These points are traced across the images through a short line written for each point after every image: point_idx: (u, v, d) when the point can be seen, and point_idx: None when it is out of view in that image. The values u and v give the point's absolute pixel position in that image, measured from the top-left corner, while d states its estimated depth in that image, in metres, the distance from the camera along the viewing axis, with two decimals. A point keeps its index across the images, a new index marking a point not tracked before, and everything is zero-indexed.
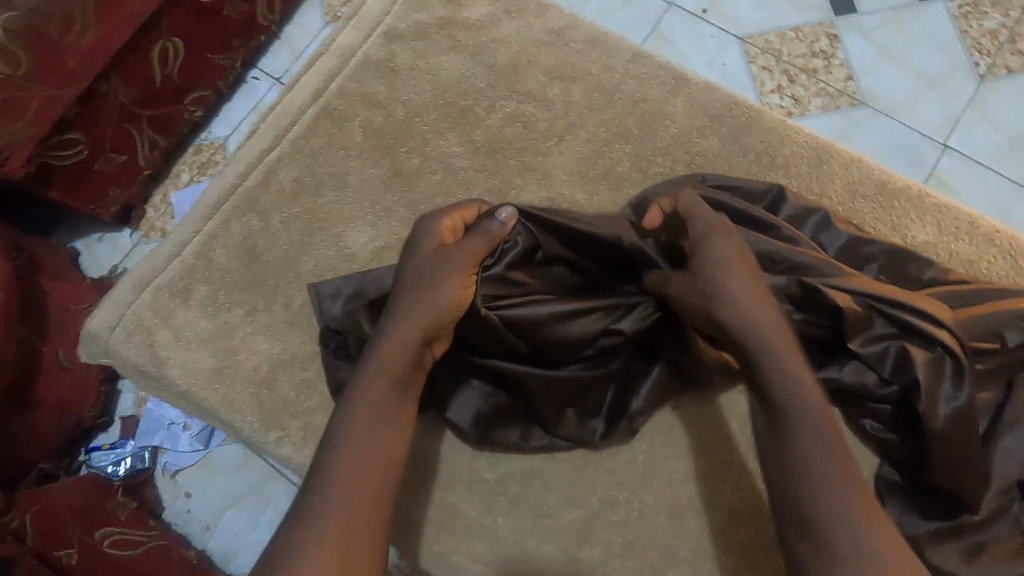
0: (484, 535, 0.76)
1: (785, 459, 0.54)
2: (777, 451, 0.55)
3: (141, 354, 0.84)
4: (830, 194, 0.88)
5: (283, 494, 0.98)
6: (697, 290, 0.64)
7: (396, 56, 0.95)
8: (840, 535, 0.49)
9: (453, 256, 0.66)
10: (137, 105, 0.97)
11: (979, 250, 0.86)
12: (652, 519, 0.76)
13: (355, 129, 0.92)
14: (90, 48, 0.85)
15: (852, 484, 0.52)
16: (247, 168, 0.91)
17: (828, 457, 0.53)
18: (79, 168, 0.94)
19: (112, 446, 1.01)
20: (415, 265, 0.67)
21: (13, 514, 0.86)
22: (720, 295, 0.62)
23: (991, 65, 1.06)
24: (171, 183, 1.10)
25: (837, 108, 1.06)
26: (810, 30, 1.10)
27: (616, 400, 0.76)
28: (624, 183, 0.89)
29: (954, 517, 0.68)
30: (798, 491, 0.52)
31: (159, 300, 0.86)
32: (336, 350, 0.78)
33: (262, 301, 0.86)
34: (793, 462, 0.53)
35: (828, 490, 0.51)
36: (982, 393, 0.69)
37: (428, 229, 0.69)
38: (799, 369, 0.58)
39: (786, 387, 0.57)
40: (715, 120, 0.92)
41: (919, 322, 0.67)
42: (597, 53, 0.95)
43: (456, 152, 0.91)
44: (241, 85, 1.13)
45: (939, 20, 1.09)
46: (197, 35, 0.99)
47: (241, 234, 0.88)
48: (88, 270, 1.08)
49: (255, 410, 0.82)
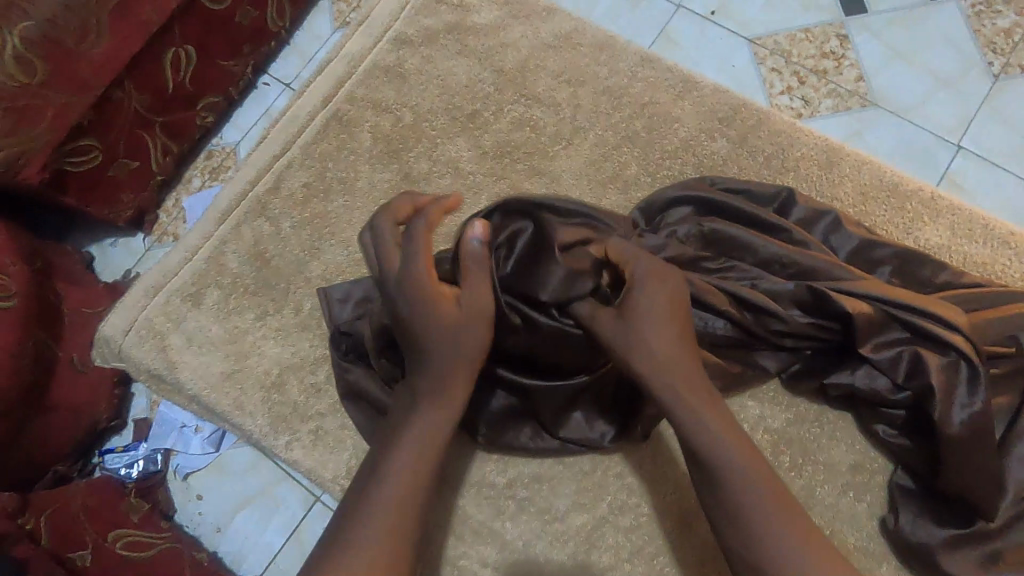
0: (493, 540, 0.76)
1: (725, 501, 0.55)
2: (715, 495, 0.56)
3: (153, 358, 0.85)
4: (840, 196, 0.88)
5: (293, 497, 0.98)
6: (626, 336, 0.61)
7: (404, 61, 0.96)
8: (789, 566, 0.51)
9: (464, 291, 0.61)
10: (150, 112, 0.98)
11: (994, 252, 0.85)
12: (661, 525, 0.76)
13: (364, 134, 0.92)
14: (104, 56, 0.86)
15: (788, 516, 0.54)
16: (257, 174, 0.91)
17: (770, 494, 0.55)
18: (93, 175, 0.96)
19: (125, 449, 1.01)
20: (413, 308, 0.60)
21: (29, 514, 0.89)
22: (638, 356, 0.60)
23: (1005, 65, 1.05)
24: (183, 188, 1.11)
25: (847, 109, 1.05)
26: (820, 31, 1.09)
27: (625, 401, 0.74)
28: (632, 186, 0.89)
29: (968, 525, 0.67)
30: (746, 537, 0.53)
31: (171, 304, 0.87)
32: (345, 353, 0.78)
33: (272, 305, 0.86)
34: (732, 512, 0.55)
35: (767, 528, 0.53)
36: (997, 398, 0.68)
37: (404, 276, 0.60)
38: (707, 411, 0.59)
39: (695, 433, 0.58)
40: (724, 122, 0.91)
41: (932, 326, 0.66)
42: (604, 56, 0.95)
43: (464, 156, 0.91)
44: (252, 91, 1.15)
45: (952, 19, 1.08)
46: (208, 42, 1.00)
47: (251, 239, 0.89)
48: (101, 274, 1.09)
49: (266, 414, 0.82)
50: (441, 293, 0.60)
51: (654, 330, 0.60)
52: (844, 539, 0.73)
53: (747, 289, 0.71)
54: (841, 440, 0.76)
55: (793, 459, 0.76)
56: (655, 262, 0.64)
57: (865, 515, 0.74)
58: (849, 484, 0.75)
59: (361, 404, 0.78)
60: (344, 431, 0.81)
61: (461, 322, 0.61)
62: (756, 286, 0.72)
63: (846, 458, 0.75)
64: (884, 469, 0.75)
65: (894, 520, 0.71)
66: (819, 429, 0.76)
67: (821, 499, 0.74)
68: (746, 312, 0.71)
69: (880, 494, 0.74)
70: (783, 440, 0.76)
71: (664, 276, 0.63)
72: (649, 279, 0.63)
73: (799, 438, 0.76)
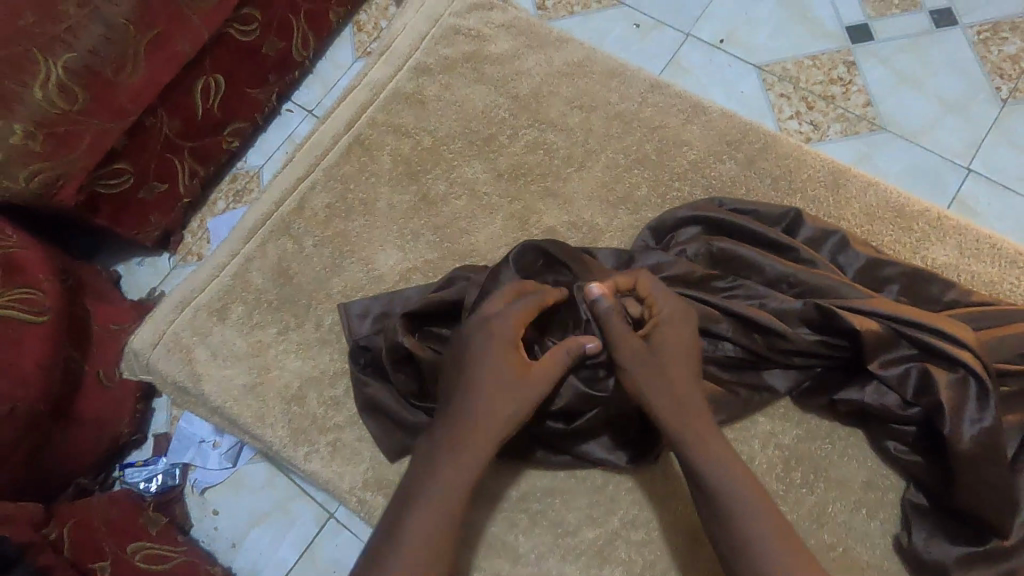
0: (506, 553, 0.77)
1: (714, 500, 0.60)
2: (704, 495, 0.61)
3: (179, 370, 0.88)
4: (847, 217, 0.89)
5: (308, 513, 1.00)
6: (653, 366, 0.66)
7: (423, 88, 1.00)
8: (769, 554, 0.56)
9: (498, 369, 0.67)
10: (180, 137, 1.03)
11: (1002, 272, 0.86)
12: (672, 540, 0.76)
13: (384, 156, 0.97)
14: (139, 86, 0.92)
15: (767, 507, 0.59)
16: (282, 195, 0.95)
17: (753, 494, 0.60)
18: (126, 197, 1.01)
19: (145, 463, 1.05)
20: (479, 347, 0.69)
21: (52, 526, 0.88)
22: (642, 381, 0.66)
23: (1013, 90, 1.07)
24: (209, 210, 1.16)
25: (856, 133, 1.07)
26: (828, 58, 1.12)
27: (635, 430, 0.75)
28: (642, 208, 0.92)
29: (984, 542, 0.66)
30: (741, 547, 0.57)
31: (197, 319, 0.90)
32: (364, 367, 0.81)
33: (293, 320, 0.89)
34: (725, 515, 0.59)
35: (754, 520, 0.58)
36: (1010, 416, 0.69)
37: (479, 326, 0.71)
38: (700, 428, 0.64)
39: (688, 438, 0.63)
40: (731, 145, 0.94)
41: (941, 343, 0.67)
42: (614, 83, 0.99)
43: (479, 177, 0.95)
44: (277, 117, 1.20)
45: (958, 45, 1.11)
46: (237, 72, 1.06)
47: (275, 257, 0.93)
48: (127, 292, 1.13)
49: (285, 426, 0.85)
50: (511, 346, 0.68)
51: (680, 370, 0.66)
52: (858, 556, 0.73)
53: (755, 308, 0.73)
54: (853, 458, 0.76)
55: (805, 476, 0.76)
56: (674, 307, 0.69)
57: (878, 533, 0.74)
58: (862, 502, 0.75)
59: (377, 416, 0.80)
60: (361, 443, 0.83)
61: (512, 377, 0.67)
62: (764, 304, 0.73)
63: (857, 475, 0.76)
64: (896, 486, 0.75)
65: (908, 538, 0.71)
66: (830, 446, 0.77)
67: (834, 516, 0.75)
68: (754, 331, 0.73)
69: (893, 512, 0.74)
70: (794, 457, 0.77)
71: (685, 317, 0.69)
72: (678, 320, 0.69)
73: (810, 455, 0.77)
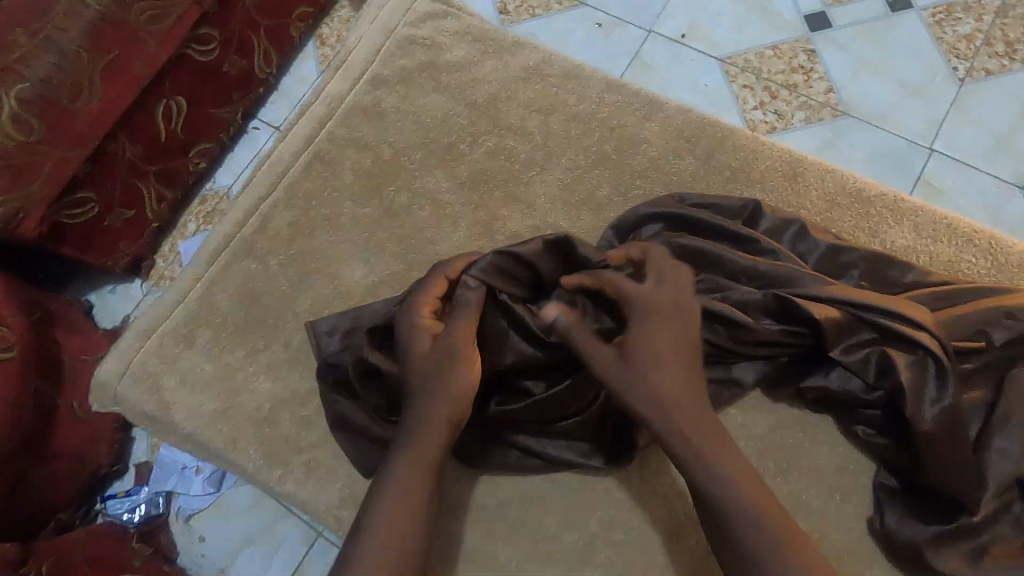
0: (486, 562, 0.77)
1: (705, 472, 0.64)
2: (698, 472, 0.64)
3: (149, 400, 0.87)
4: (807, 205, 0.90)
5: (295, 533, 0.99)
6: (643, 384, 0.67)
7: (382, 100, 1.00)
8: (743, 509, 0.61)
9: (422, 351, 0.72)
10: (143, 161, 1.02)
11: (960, 250, 0.87)
12: (651, 537, 0.76)
13: (346, 171, 0.96)
14: (97, 112, 0.90)
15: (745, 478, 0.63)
16: (246, 215, 0.94)
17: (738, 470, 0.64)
18: (91, 225, 0.99)
19: (127, 494, 1.03)
20: (433, 360, 0.71)
21: (29, 566, 0.87)
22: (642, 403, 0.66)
23: (968, 70, 1.09)
24: (178, 233, 1.15)
25: (819, 120, 1.08)
26: (787, 48, 1.13)
27: (620, 430, 0.77)
28: (607, 207, 0.92)
29: (952, 520, 0.67)
30: (726, 528, 0.61)
31: (165, 346, 0.89)
32: (333, 385, 0.80)
33: (263, 341, 0.89)
34: (726, 513, 0.61)
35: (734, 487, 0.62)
36: (971, 394, 0.70)
37: (408, 336, 0.73)
38: (702, 434, 0.65)
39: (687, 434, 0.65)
40: (691, 139, 0.95)
41: (901, 327, 0.68)
42: (574, 85, 0.99)
43: (443, 187, 0.94)
44: (242, 135, 1.19)
45: (913, 29, 1.13)
46: (199, 94, 1.06)
47: (242, 278, 0.92)
48: (100, 321, 1.12)
49: (260, 448, 0.84)
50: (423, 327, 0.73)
51: (651, 367, 0.67)
52: (835, 542, 0.73)
53: (717, 301, 0.73)
54: (825, 444, 0.77)
55: (778, 465, 0.77)
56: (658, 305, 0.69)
57: (853, 517, 0.74)
58: (836, 487, 0.75)
59: (350, 433, 0.80)
60: (336, 460, 0.82)
61: (428, 354, 0.72)
62: (727, 296, 0.74)
63: (830, 461, 0.76)
64: (868, 469, 0.76)
65: (880, 519, 0.72)
66: (802, 433, 0.77)
67: (809, 503, 0.75)
68: (717, 325, 0.73)
69: (865, 496, 0.75)
70: (767, 447, 0.77)
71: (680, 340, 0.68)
72: (671, 329, 0.69)
73: (782, 444, 0.77)
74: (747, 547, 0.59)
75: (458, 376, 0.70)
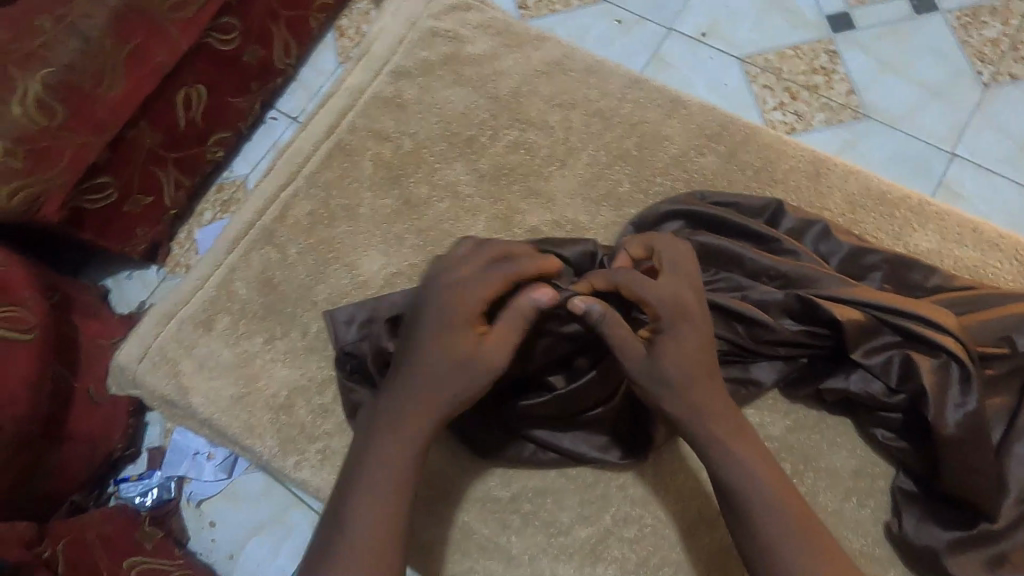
0: (499, 555, 0.77)
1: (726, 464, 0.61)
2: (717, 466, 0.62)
3: (166, 384, 0.88)
4: (829, 206, 0.89)
5: (305, 521, 1.00)
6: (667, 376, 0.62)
7: (403, 92, 1.00)
8: (763, 506, 0.59)
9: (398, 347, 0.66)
10: (163, 149, 1.03)
11: (984, 255, 0.86)
12: (664, 535, 0.76)
13: (365, 162, 0.96)
14: (119, 99, 0.91)
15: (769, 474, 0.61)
16: (265, 204, 0.95)
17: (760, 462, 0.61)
18: (110, 210, 1.00)
19: (140, 478, 1.04)
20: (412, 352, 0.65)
21: (45, 544, 0.87)
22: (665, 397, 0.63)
23: (995, 73, 1.08)
24: (195, 221, 1.16)
25: (840, 122, 1.07)
26: (809, 48, 1.12)
27: (636, 425, 0.76)
28: (625, 204, 0.92)
29: (973, 525, 0.66)
30: (742, 515, 0.59)
31: (182, 332, 0.90)
32: (351, 374, 0.81)
33: (280, 329, 0.89)
34: (746, 506, 0.60)
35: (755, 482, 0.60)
36: (994, 399, 0.69)
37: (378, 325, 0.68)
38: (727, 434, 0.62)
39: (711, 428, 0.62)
40: (712, 138, 0.94)
41: (923, 330, 0.67)
42: (594, 80, 0.99)
43: (461, 179, 0.94)
44: (260, 125, 1.20)
45: (938, 31, 1.11)
46: (219, 83, 1.06)
47: (260, 266, 0.92)
48: (117, 306, 1.13)
49: (275, 435, 0.84)
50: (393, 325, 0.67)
51: (674, 358, 0.62)
52: (850, 545, 0.73)
53: (737, 300, 0.73)
54: (842, 446, 0.76)
55: (795, 466, 0.76)
56: (669, 297, 0.63)
57: (869, 520, 0.74)
58: (852, 490, 0.75)
59: None
60: None
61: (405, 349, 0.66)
62: (746, 296, 0.73)
63: (847, 464, 0.76)
64: (885, 473, 0.75)
65: (898, 524, 0.71)
66: (818, 435, 0.77)
67: (825, 505, 0.75)
68: (738, 324, 0.72)
69: (882, 499, 0.74)
70: (783, 448, 0.77)
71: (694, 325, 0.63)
72: (676, 320, 0.63)
73: (799, 446, 0.77)
74: (760, 533, 0.58)
75: (428, 354, 0.64)
